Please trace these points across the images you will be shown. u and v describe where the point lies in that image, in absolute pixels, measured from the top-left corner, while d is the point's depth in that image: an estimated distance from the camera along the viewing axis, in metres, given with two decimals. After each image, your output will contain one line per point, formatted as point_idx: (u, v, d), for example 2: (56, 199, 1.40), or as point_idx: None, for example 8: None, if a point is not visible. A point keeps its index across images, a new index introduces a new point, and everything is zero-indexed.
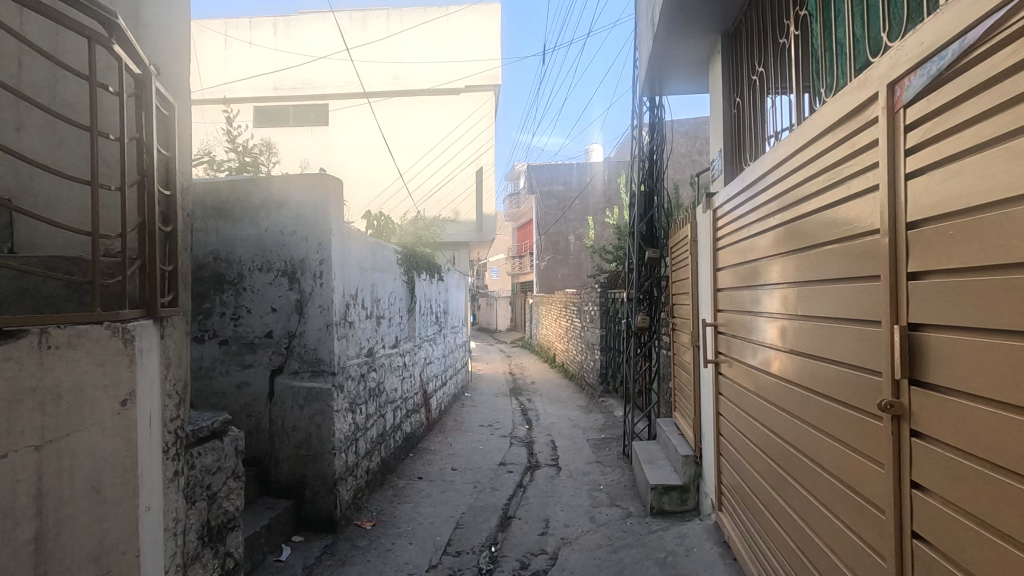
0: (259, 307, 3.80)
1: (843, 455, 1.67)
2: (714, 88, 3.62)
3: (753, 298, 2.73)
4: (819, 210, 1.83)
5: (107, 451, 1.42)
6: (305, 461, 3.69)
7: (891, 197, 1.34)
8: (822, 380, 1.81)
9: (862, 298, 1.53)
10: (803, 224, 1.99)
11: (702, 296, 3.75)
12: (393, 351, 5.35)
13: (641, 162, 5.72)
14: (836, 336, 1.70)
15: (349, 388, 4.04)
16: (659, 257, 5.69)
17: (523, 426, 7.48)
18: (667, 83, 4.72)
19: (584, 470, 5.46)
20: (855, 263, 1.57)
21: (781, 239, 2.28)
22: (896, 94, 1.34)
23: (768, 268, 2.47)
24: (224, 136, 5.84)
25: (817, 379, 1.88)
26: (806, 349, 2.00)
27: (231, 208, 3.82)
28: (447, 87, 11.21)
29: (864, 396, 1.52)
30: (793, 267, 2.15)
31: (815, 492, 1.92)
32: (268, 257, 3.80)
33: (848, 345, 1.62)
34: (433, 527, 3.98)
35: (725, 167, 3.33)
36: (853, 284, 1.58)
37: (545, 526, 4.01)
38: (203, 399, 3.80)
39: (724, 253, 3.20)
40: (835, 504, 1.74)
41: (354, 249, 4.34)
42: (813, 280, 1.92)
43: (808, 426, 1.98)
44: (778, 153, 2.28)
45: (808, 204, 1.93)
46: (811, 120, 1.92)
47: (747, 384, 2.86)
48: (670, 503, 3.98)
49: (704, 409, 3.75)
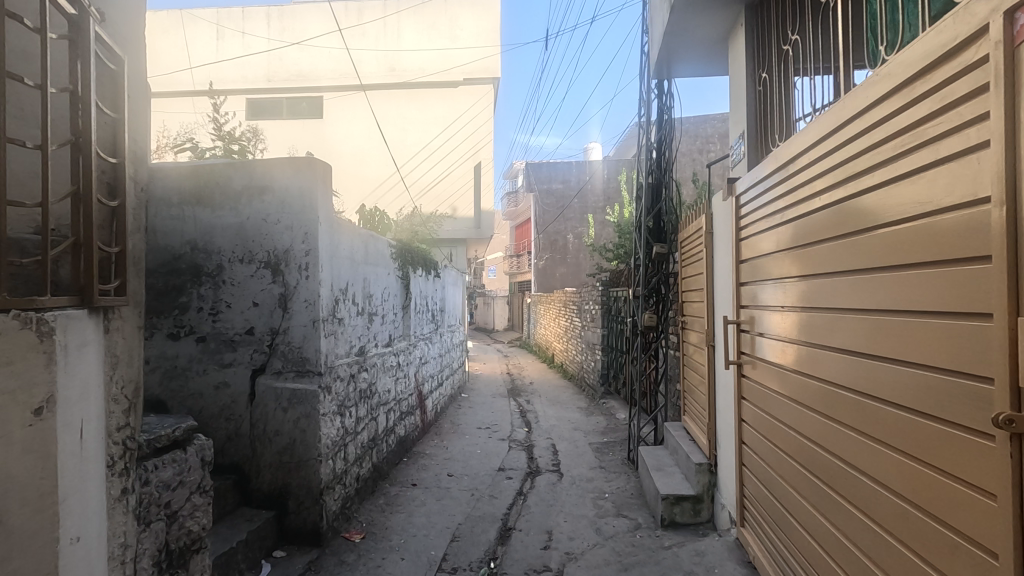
0: (240, 301, 3.50)
1: (925, 478, 1.39)
2: (735, 66, 3.35)
3: (784, 293, 2.45)
4: (885, 185, 1.55)
5: (14, 472, 1.13)
6: (289, 468, 3.40)
7: (1011, 154, 1.06)
8: (893, 386, 1.53)
9: (955, 286, 1.26)
10: (861, 203, 1.70)
11: (721, 291, 3.46)
12: (386, 351, 5.06)
13: (649, 152, 5.43)
14: (910, 334, 1.44)
15: (338, 390, 3.76)
16: (668, 253, 5.42)
17: (523, 430, 7.20)
18: (678, 65, 4.44)
19: (588, 476, 5.19)
20: (942, 244, 1.30)
21: (825, 224, 2.01)
22: (1016, 25, 1.05)
23: (805, 257, 2.20)
24: (210, 122, 5.53)
25: (881, 385, 1.60)
26: (862, 349, 1.73)
27: (209, 194, 3.51)
28: (446, 79, 10.93)
29: (961, 407, 1.25)
30: (839, 255, 1.88)
31: (878, 518, 1.64)
32: (249, 248, 3.50)
33: (935, 343, 1.34)
34: (428, 539, 3.70)
35: (748, 150, 3.04)
36: (938, 268, 1.32)
37: (548, 539, 3.74)
38: (177, 401, 3.48)
39: (748, 245, 2.92)
40: (910, 535, 1.46)
41: (344, 241, 4.06)
42: (871, 267, 1.65)
43: (868, 440, 1.70)
44: (824, 122, 1.99)
45: (869, 179, 1.65)
46: (873, 80, 1.63)
47: (777, 387, 2.59)
48: (682, 514, 3.71)
49: (722, 414, 3.48)
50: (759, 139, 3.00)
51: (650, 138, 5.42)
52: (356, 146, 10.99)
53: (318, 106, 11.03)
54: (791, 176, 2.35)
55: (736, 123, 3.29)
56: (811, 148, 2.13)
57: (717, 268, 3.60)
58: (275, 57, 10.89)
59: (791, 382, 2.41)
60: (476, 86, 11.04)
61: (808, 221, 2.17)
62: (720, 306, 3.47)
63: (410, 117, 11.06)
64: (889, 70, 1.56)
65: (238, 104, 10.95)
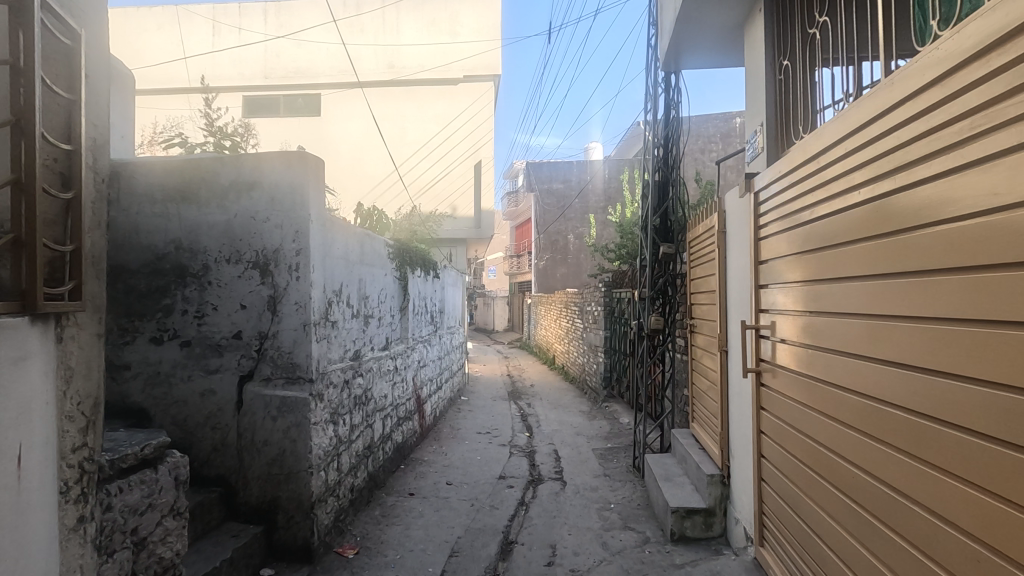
0: (227, 304, 3.30)
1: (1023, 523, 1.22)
2: (752, 55, 3.16)
3: (812, 298, 2.27)
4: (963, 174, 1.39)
5: None
6: (278, 480, 3.22)
7: None
8: (978, 412, 1.36)
9: None
10: (925, 196, 1.54)
11: (737, 294, 3.28)
12: (382, 355, 4.87)
13: (656, 148, 5.24)
14: (1003, 351, 1.28)
15: (332, 396, 3.57)
16: (675, 253, 5.22)
17: (524, 434, 7.02)
18: (688, 55, 4.25)
19: (593, 485, 5.00)
20: None
21: (869, 219, 1.84)
22: None
23: (841, 257, 2.03)
24: (201, 117, 5.35)
25: (959, 409, 1.43)
26: (927, 364, 1.55)
27: (194, 190, 3.33)
28: (446, 76, 10.75)
29: None
30: (889, 255, 1.72)
31: (951, 560, 1.46)
32: (237, 247, 3.31)
33: None
34: (424, 554, 3.50)
35: (768, 143, 2.84)
36: None
37: (552, 553, 3.56)
38: (161, 410, 3.29)
39: (768, 244, 2.74)
40: None
41: (338, 241, 3.88)
42: (939, 269, 1.49)
43: (936, 470, 1.52)
44: (875, 103, 1.80)
45: (939, 167, 1.48)
46: (945, 55, 1.46)
47: (803, 399, 2.40)
48: (693, 529, 3.54)
49: (738, 424, 3.29)
50: (780, 134, 2.80)
51: (657, 134, 5.24)
52: (354, 144, 10.82)
53: (315, 104, 10.86)
54: (822, 170, 2.17)
55: (752, 117, 3.10)
56: (851, 138, 1.94)
57: (733, 270, 3.41)
58: (272, 54, 10.72)
59: (819, 394, 2.23)
60: (476, 83, 10.87)
61: (848, 217, 1.97)
62: (737, 310, 3.28)
63: (408, 115, 10.88)
64: (967, 36, 1.37)
65: (234, 101, 10.76)
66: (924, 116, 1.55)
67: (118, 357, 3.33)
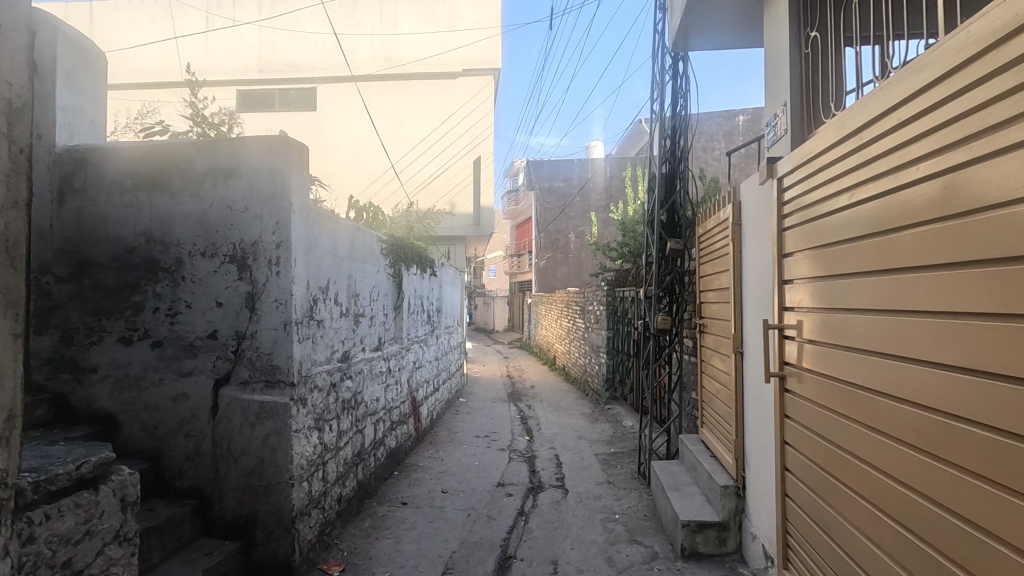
0: (202, 301, 3.04)
1: None
2: (773, 30, 2.89)
3: (847, 293, 2.01)
4: None
5: None
6: (256, 492, 2.96)
7: None
8: None
9: None
10: (1002, 167, 1.29)
11: (755, 291, 3.03)
12: (374, 356, 4.62)
13: (663, 139, 4.98)
14: None
15: (316, 400, 3.32)
16: (683, 249, 4.95)
17: (523, 438, 6.77)
18: (699, 35, 3.99)
19: (597, 493, 4.74)
20: None
21: (923, 201, 1.58)
22: None
23: (884, 247, 1.77)
24: (186, 106, 5.11)
25: None
26: (1006, 372, 1.29)
27: (168, 178, 3.07)
28: (444, 70, 10.50)
29: None
30: (951, 242, 1.47)
31: None
32: (213, 239, 3.05)
33: None
34: (416, 572, 3.24)
35: (793, 124, 2.57)
36: None
37: (553, 570, 3.31)
38: (130, 416, 3.04)
39: (791, 235, 2.48)
40: None
41: (325, 234, 3.62)
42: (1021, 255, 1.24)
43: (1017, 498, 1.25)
44: (936, 63, 1.54)
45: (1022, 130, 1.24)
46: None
47: (834, 406, 2.13)
48: (705, 544, 3.30)
49: (757, 431, 3.04)
50: (805, 114, 2.52)
51: (664, 124, 4.99)
52: (351, 140, 10.60)
53: (311, 98, 10.61)
54: (862, 148, 1.90)
55: (772, 97, 2.84)
56: (903, 107, 1.68)
57: (750, 266, 3.16)
58: (267, 47, 10.47)
59: (854, 402, 1.97)
60: (475, 77, 10.62)
61: (896, 200, 1.70)
62: (755, 307, 3.02)
63: (406, 110, 10.64)
64: None
65: (227, 95, 10.51)
66: (1003, 73, 1.30)
67: (85, 359, 3.07)
